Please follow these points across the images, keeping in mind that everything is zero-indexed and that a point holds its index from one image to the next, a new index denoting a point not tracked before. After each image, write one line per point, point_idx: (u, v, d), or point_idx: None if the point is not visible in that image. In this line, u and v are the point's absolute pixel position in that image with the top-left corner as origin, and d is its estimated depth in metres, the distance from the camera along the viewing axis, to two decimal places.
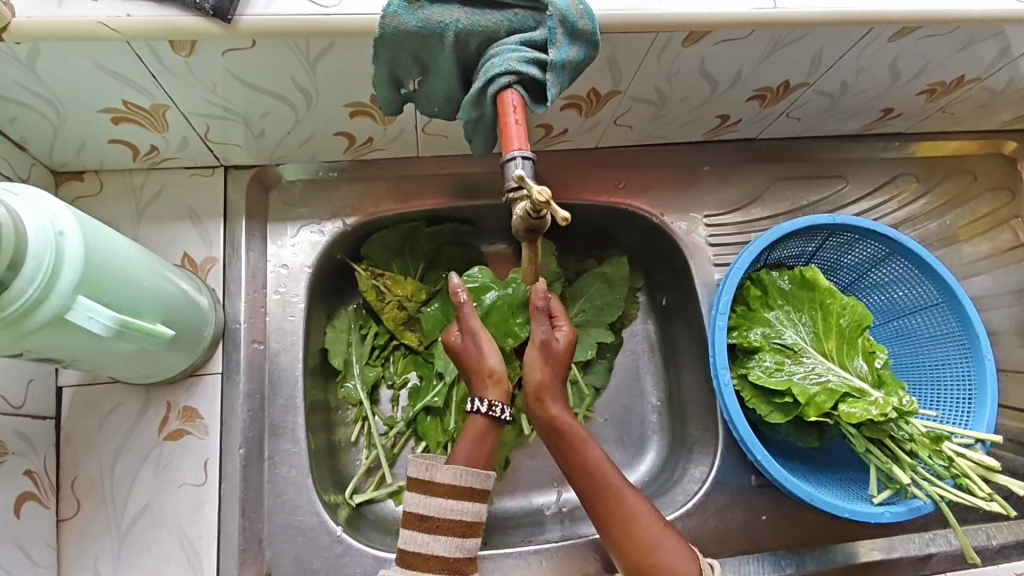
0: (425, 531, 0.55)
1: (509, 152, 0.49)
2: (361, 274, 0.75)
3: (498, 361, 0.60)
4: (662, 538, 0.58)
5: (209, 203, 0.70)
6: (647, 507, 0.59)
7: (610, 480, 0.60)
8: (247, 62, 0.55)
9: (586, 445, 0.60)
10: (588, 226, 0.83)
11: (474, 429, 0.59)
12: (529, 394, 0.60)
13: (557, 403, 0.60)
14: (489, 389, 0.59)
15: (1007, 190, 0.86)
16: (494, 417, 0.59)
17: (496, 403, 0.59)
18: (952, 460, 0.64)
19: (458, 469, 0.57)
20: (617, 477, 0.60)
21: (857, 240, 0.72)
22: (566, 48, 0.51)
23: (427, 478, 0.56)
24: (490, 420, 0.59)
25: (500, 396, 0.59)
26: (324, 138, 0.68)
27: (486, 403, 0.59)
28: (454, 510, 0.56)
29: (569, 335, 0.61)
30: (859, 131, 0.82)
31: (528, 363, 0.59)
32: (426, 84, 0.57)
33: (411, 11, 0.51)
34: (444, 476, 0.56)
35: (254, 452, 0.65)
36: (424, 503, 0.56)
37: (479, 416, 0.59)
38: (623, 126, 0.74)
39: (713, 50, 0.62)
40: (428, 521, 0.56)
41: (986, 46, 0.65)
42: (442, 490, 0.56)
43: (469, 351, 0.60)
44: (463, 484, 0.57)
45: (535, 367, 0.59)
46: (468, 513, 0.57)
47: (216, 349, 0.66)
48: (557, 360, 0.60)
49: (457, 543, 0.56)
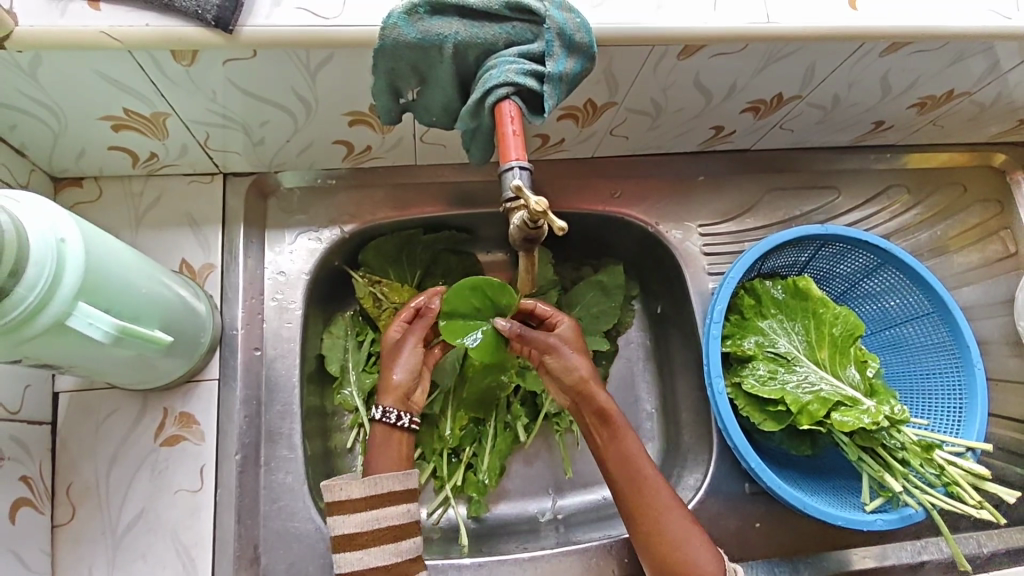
0: (355, 548, 0.56)
1: (507, 161, 0.51)
2: (358, 281, 0.76)
3: (400, 375, 0.64)
4: (689, 536, 0.59)
5: (208, 210, 0.70)
6: (678, 512, 0.60)
7: (646, 476, 0.61)
8: (247, 72, 0.55)
9: (628, 442, 0.62)
10: (585, 235, 0.84)
11: (375, 435, 0.63)
12: (573, 389, 0.63)
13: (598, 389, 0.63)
14: (385, 396, 0.63)
15: (996, 201, 0.87)
16: (388, 423, 0.62)
17: (393, 411, 0.63)
18: (943, 469, 0.64)
19: (372, 479, 0.57)
20: (651, 471, 0.62)
21: (849, 250, 0.73)
22: (563, 61, 0.53)
23: (343, 497, 0.57)
24: (387, 426, 0.63)
25: (393, 404, 0.63)
26: (323, 146, 0.68)
27: (380, 411, 0.63)
28: (379, 519, 0.57)
29: (571, 325, 0.65)
30: (851, 143, 0.83)
31: (571, 361, 0.63)
32: (424, 95, 0.58)
33: (411, 24, 0.52)
34: (358, 490, 0.57)
35: (250, 458, 0.65)
36: (347, 522, 0.56)
37: (377, 423, 0.63)
38: (618, 137, 0.75)
39: (708, 63, 0.63)
40: (356, 538, 0.56)
41: (976, 60, 0.66)
42: (361, 504, 0.57)
43: (391, 353, 0.65)
44: (381, 491, 0.58)
45: (576, 360, 0.63)
46: (395, 518, 0.58)
47: (213, 356, 0.66)
48: (574, 345, 0.64)
49: (393, 549, 0.57)
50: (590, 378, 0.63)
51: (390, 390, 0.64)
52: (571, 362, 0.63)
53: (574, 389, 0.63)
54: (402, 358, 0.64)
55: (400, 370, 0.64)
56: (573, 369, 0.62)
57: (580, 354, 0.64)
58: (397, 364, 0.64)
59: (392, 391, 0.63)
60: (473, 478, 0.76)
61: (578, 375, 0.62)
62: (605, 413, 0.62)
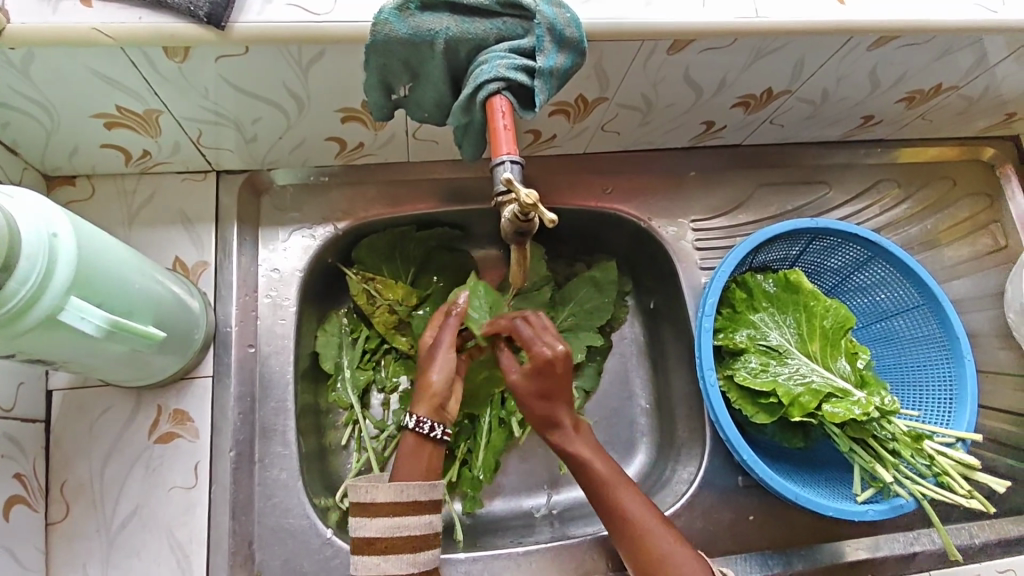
0: (374, 553, 0.56)
1: (498, 156, 0.51)
2: (352, 278, 0.77)
3: (436, 379, 0.61)
4: (672, 549, 0.58)
5: (201, 208, 0.70)
6: (660, 524, 0.60)
7: (620, 499, 0.60)
8: (239, 68, 0.55)
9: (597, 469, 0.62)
10: (578, 231, 0.85)
11: (405, 446, 0.60)
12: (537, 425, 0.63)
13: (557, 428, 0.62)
14: (419, 404, 0.61)
15: (986, 195, 0.88)
16: (421, 434, 0.60)
17: (427, 420, 0.60)
18: (933, 459, 0.65)
19: (399, 485, 0.57)
20: (623, 494, 0.61)
21: (840, 244, 0.73)
22: (554, 56, 0.54)
23: (368, 500, 0.56)
24: (419, 437, 0.60)
25: (427, 413, 0.61)
26: (315, 143, 0.69)
27: (414, 420, 0.60)
28: (402, 527, 0.57)
29: (540, 362, 0.59)
30: (841, 137, 0.84)
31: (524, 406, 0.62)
32: (416, 90, 0.58)
33: (403, 19, 0.53)
34: (385, 495, 0.57)
35: (244, 455, 0.65)
36: (369, 526, 0.56)
37: (408, 434, 0.60)
38: (610, 132, 0.76)
39: (697, 58, 0.63)
40: (376, 543, 0.56)
41: (964, 54, 0.67)
42: (385, 510, 0.57)
43: (427, 355, 0.63)
44: (406, 499, 0.57)
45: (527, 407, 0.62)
46: (417, 528, 0.57)
47: (207, 353, 0.66)
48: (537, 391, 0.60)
49: (410, 558, 0.57)
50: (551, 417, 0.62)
51: (426, 397, 0.61)
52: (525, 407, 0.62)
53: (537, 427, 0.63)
54: (438, 361, 0.62)
55: (437, 372, 0.61)
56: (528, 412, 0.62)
57: (521, 371, 0.61)
58: (435, 368, 0.61)
59: (427, 398, 0.61)
60: (468, 474, 0.77)
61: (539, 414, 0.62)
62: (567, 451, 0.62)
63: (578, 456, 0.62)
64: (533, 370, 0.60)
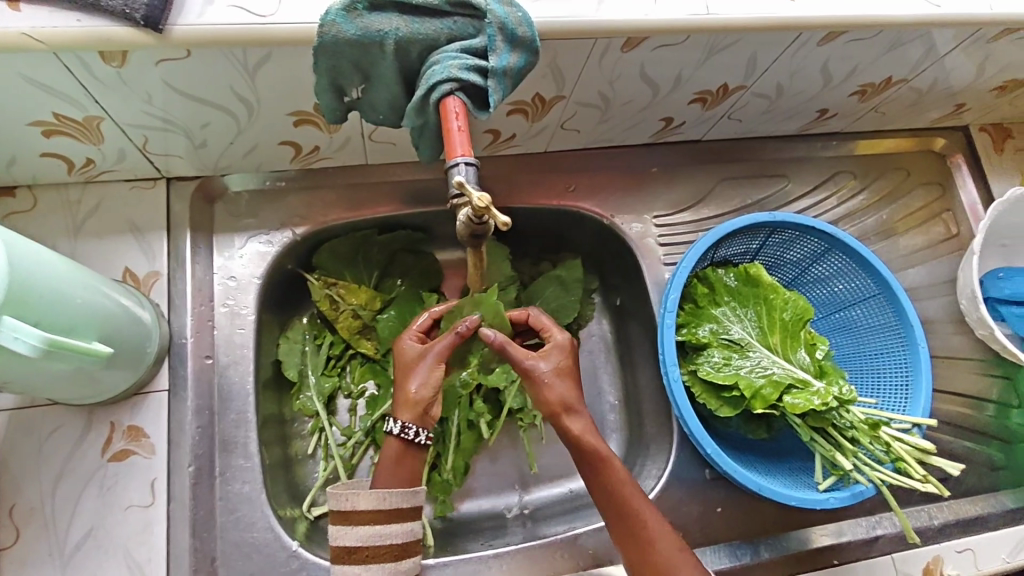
0: (355, 563, 0.56)
1: (453, 157, 0.51)
2: (314, 284, 0.76)
3: (419, 390, 0.61)
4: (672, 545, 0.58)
5: (151, 216, 0.68)
6: (670, 535, 0.59)
7: (637, 506, 0.59)
8: (182, 72, 0.54)
9: (613, 467, 0.60)
10: (542, 229, 0.84)
11: (390, 452, 0.60)
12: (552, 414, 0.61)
13: (575, 418, 0.61)
14: (403, 410, 0.60)
15: (938, 185, 0.90)
16: (406, 440, 0.60)
17: (409, 425, 0.60)
18: (889, 445, 0.66)
19: (381, 493, 0.57)
20: (636, 496, 0.60)
21: (798, 236, 0.74)
22: (506, 56, 0.54)
23: (349, 508, 0.56)
24: (404, 442, 0.60)
25: (411, 419, 0.60)
26: (269, 147, 0.67)
27: (399, 426, 0.60)
28: (383, 535, 0.57)
29: (562, 344, 0.63)
30: (797, 131, 0.85)
31: (549, 388, 0.60)
32: (369, 92, 0.57)
33: (350, 20, 0.51)
34: (366, 502, 0.57)
35: (204, 469, 0.64)
36: (350, 535, 0.56)
37: (393, 439, 0.60)
38: (570, 130, 0.76)
39: (652, 55, 0.63)
40: (357, 552, 0.56)
41: (913, 47, 0.68)
42: (367, 518, 0.57)
43: (409, 365, 0.62)
44: (387, 506, 0.57)
45: (551, 391, 0.60)
46: (398, 536, 0.57)
47: (161, 366, 0.64)
48: (567, 373, 0.62)
49: (391, 567, 0.57)
50: (569, 408, 0.61)
51: (408, 405, 0.61)
52: (547, 393, 0.61)
53: (549, 418, 0.62)
54: (419, 372, 0.61)
55: (417, 383, 0.61)
56: (545, 400, 0.61)
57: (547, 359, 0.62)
58: (414, 378, 0.61)
59: (410, 405, 0.60)
60: (439, 478, 0.76)
61: (555, 405, 0.61)
62: (585, 446, 0.60)
63: (601, 456, 0.60)
64: (555, 352, 0.62)
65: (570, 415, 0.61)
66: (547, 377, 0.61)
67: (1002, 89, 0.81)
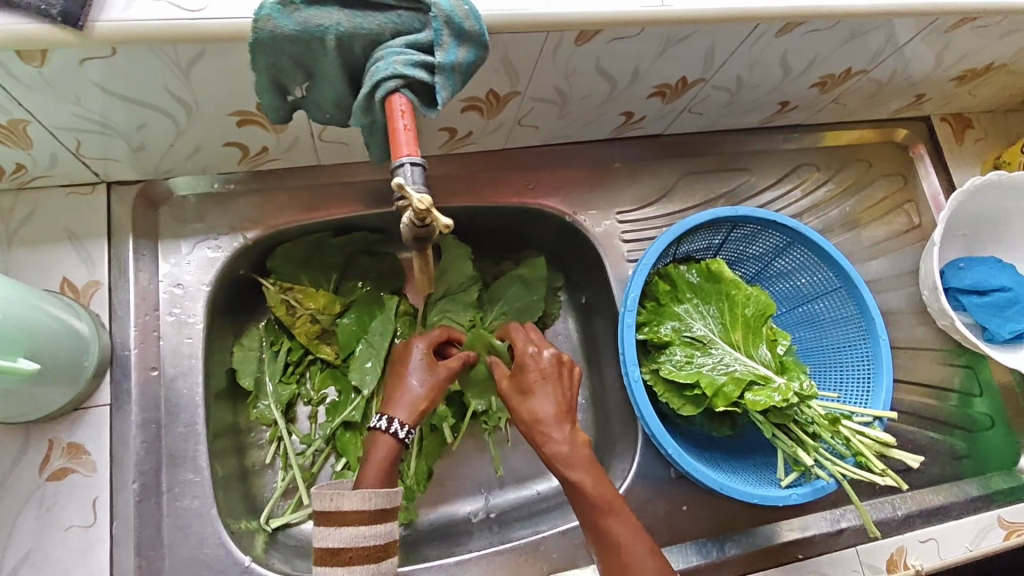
0: (336, 565, 0.53)
1: (398, 157, 0.48)
2: (269, 289, 0.73)
3: (417, 390, 0.64)
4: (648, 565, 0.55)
5: (89, 223, 0.65)
6: (646, 554, 0.55)
7: (614, 524, 0.56)
8: (110, 72, 0.51)
9: (588, 486, 0.56)
10: (504, 228, 0.83)
11: (377, 450, 0.60)
12: (529, 425, 0.59)
13: (551, 431, 0.58)
14: (396, 403, 0.63)
15: (900, 176, 0.90)
16: (393, 434, 0.61)
17: (403, 424, 0.62)
18: (850, 439, 0.65)
19: (367, 493, 0.56)
20: (613, 515, 0.56)
21: (759, 231, 0.74)
22: (454, 51, 0.52)
23: (333, 508, 0.54)
24: (392, 438, 0.61)
25: (405, 415, 0.62)
26: (213, 149, 0.64)
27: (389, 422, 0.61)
28: (366, 537, 0.55)
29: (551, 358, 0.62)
30: (760, 123, 0.84)
31: (532, 401, 0.60)
32: (314, 91, 0.55)
33: (287, 14, 0.49)
34: (352, 502, 0.55)
35: (150, 485, 0.61)
36: (334, 536, 0.54)
37: (381, 433, 0.61)
38: (528, 126, 0.74)
39: (608, 48, 0.62)
40: (340, 553, 0.54)
41: (870, 37, 0.68)
42: (352, 518, 0.55)
43: (414, 364, 0.66)
44: (373, 507, 0.56)
45: (531, 404, 0.59)
46: (380, 538, 0.55)
47: (102, 380, 0.62)
48: (549, 384, 0.61)
49: (373, 570, 0.54)
50: (543, 418, 0.59)
51: (403, 399, 0.63)
52: (527, 405, 0.60)
53: (528, 431, 0.60)
54: (421, 372, 0.65)
55: (416, 382, 0.64)
56: (524, 413, 0.59)
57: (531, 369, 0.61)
58: (416, 375, 0.64)
59: (405, 399, 0.63)
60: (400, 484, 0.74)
61: (528, 416, 0.59)
62: (560, 462, 0.57)
63: (578, 473, 0.57)
64: (542, 366, 0.61)
65: (542, 425, 0.59)
66: (531, 390, 0.60)
67: (961, 79, 0.81)
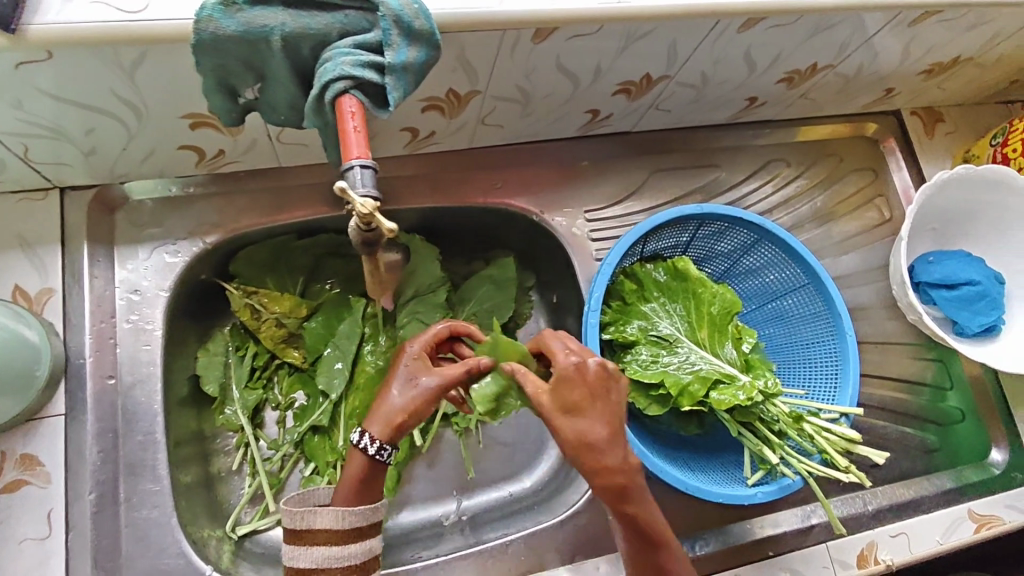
0: None
1: (348, 160, 0.48)
2: (231, 293, 0.72)
3: (399, 402, 0.54)
4: None
5: (42, 230, 0.64)
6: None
7: (664, 553, 0.51)
8: (50, 76, 0.50)
9: (645, 518, 0.50)
10: (473, 228, 0.82)
11: (351, 467, 0.55)
12: (576, 450, 0.47)
13: (608, 461, 0.47)
14: (374, 416, 0.54)
15: (871, 170, 0.90)
16: (367, 453, 0.53)
17: (375, 441, 0.53)
18: (814, 437, 0.65)
19: (339, 512, 0.53)
20: (666, 543, 0.51)
21: (727, 228, 0.73)
22: (404, 50, 0.51)
23: (305, 526, 0.53)
24: (367, 456, 0.54)
25: (379, 433, 0.54)
26: (167, 152, 0.63)
27: (366, 440, 0.53)
28: (339, 557, 0.53)
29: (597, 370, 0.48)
30: (729, 119, 0.84)
31: (577, 423, 0.47)
32: (266, 92, 0.54)
33: (230, 15, 0.48)
34: (323, 521, 0.53)
35: (107, 496, 0.60)
36: (304, 556, 0.52)
37: (357, 450, 0.54)
38: (492, 125, 0.73)
39: (567, 45, 0.61)
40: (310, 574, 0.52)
41: (833, 33, 0.67)
42: (324, 538, 0.53)
43: (402, 369, 0.56)
44: (347, 526, 0.53)
45: (581, 427, 0.47)
46: (356, 557, 0.53)
47: (57, 389, 0.61)
48: (596, 400, 0.48)
49: None
50: (597, 445, 0.47)
51: (381, 412, 0.54)
52: (574, 428, 0.47)
53: (574, 455, 0.47)
54: (406, 380, 0.55)
55: (399, 393, 0.55)
56: (573, 439, 0.47)
57: (573, 380, 0.48)
58: (398, 383, 0.55)
59: (383, 412, 0.54)
60: None
61: (575, 442, 0.47)
62: (618, 494, 0.48)
63: (637, 504, 0.49)
64: (587, 379, 0.48)
65: (599, 454, 0.47)
66: (579, 409, 0.48)
67: (928, 72, 0.81)
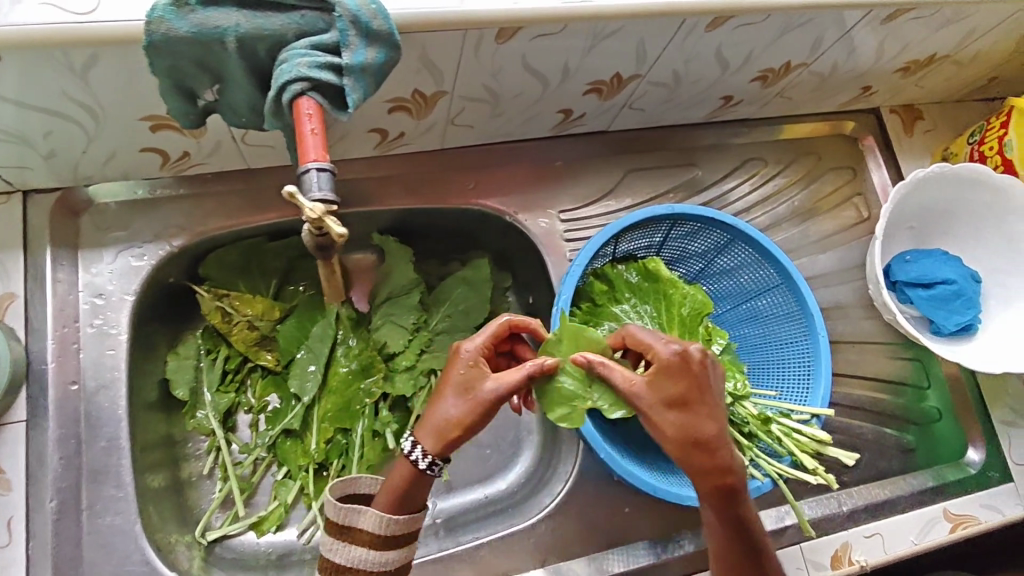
0: None
1: (305, 163, 0.48)
2: (202, 296, 0.71)
3: (456, 415, 0.51)
4: None
5: (4, 234, 0.63)
6: None
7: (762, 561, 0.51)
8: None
9: (747, 519, 0.50)
10: (447, 230, 0.81)
11: (396, 475, 0.53)
12: (683, 447, 0.48)
13: (719, 460, 0.49)
14: (425, 429, 0.52)
15: (849, 168, 0.90)
16: (415, 465, 0.52)
17: (427, 455, 0.51)
18: (784, 439, 0.66)
19: (382, 518, 0.52)
20: (764, 550, 0.51)
21: (699, 228, 0.73)
22: (362, 51, 0.50)
23: (348, 524, 0.53)
24: (416, 468, 0.52)
25: (432, 447, 0.51)
26: (129, 155, 0.63)
27: (418, 455, 0.51)
28: (377, 559, 0.53)
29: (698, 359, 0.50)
30: (705, 118, 0.83)
31: (686, 416, 0.49)
32: (225, 93, 0.53)
33: (181, 16, 0.47)
34: (366, 522, 0.53)
35: (68, 504, 0.60)
36: (342, 552, 0.53)
37: (404, 459, 0.52)
38: (463, 126, 0.72)
39: (532, 45, 0.60)
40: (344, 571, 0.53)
41: (803, 31, 0.67)
42: (366, 540, 0.53)
43: (462, 376, 0.53)
44: (387, 532, 0.53)
45: (688, 422, 0.49)
46: (392, 563, 0.53)
47: (18, 395, 0.60)
48: (703, 394, 0.49)
49: None
50: (706, 442, 0.48)
51: (433, 424, 0.52)
52: (678, 424, 0.49)
53: (678, 453, 0.49)
54: (459, 391, 0.52)
55: (455, 405, 0.52)
56: (677, 437, 0.49)
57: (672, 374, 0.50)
58: (453, 396, 0.52)
59: (433, 425, 0.52)
60: None
61: (682, 439, 0.48)
62: (722, 492, 0.49)
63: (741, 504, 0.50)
64: (688, 370, 0.50)
65: (711, 452, 0.48)
66: (685, 406, 0.49)
67: (905, 70, 0.81)
